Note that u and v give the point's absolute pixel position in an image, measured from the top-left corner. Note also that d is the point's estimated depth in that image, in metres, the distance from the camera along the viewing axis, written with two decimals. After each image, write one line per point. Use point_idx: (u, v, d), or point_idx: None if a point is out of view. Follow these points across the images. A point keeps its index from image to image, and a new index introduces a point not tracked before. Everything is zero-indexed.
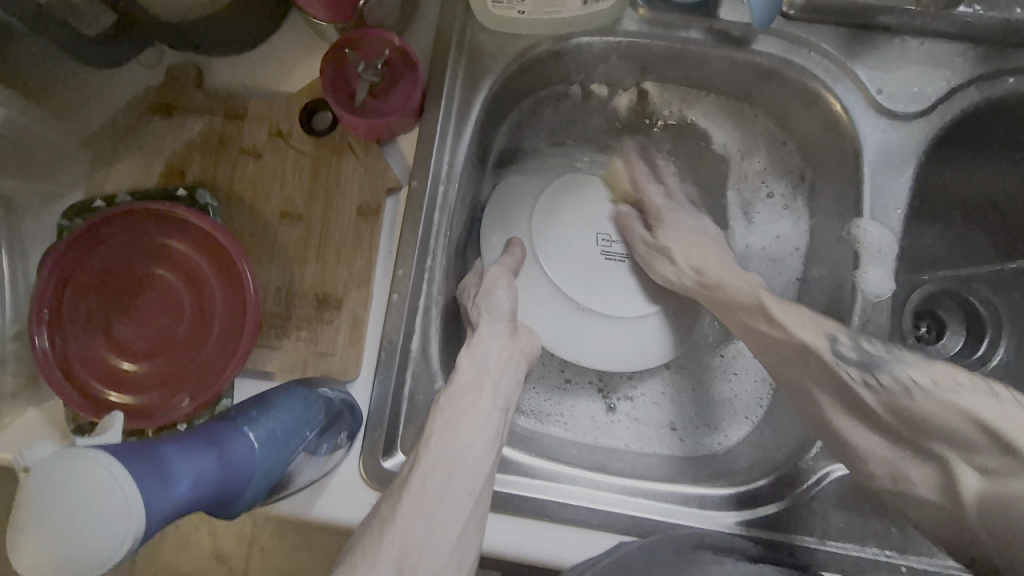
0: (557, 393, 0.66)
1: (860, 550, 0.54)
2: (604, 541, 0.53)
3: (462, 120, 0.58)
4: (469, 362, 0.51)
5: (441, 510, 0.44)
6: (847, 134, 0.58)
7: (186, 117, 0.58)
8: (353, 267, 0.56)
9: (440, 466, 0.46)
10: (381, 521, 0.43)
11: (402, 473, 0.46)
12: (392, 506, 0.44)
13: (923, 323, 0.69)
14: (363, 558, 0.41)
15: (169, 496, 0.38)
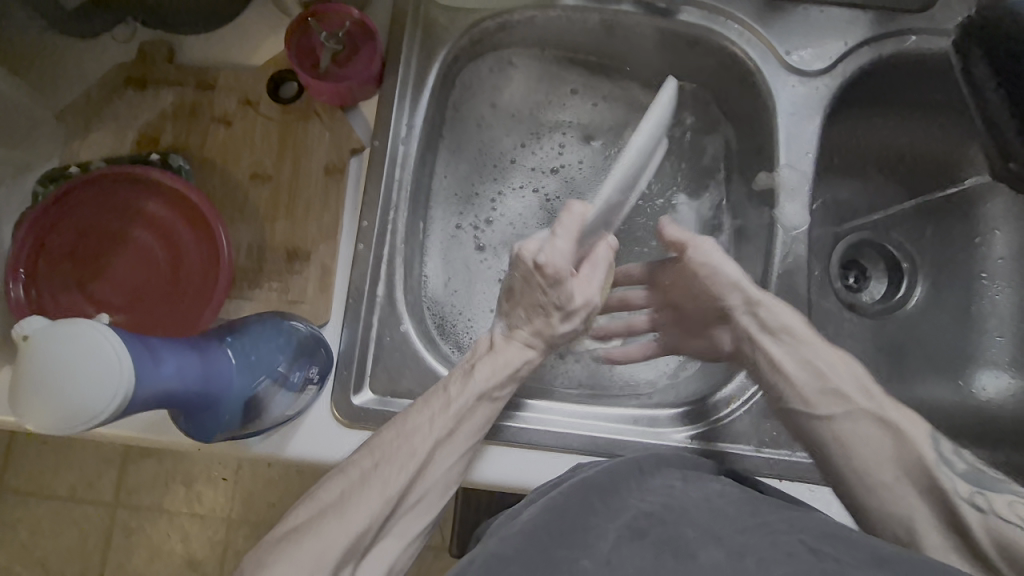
0: (455, 243, 0.70)
1: (789, 455, 0.59)
2: (556, 460, 0.59)
3: (420, 85, 0.63)
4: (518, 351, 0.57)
5: (428, 488, 0.53)
6: (764, 92, 0.65)
7: (159, 89, 0.62)
8: (321, 222, 0.60)
9: (447, 450, 0.54)
10: (384, 479, 0.50)
11: (405, 431, 0.52)
12: (396, 466, 0.51)
13: (852, 273, 0.80)
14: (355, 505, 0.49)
15: (150, 381, 0.40)
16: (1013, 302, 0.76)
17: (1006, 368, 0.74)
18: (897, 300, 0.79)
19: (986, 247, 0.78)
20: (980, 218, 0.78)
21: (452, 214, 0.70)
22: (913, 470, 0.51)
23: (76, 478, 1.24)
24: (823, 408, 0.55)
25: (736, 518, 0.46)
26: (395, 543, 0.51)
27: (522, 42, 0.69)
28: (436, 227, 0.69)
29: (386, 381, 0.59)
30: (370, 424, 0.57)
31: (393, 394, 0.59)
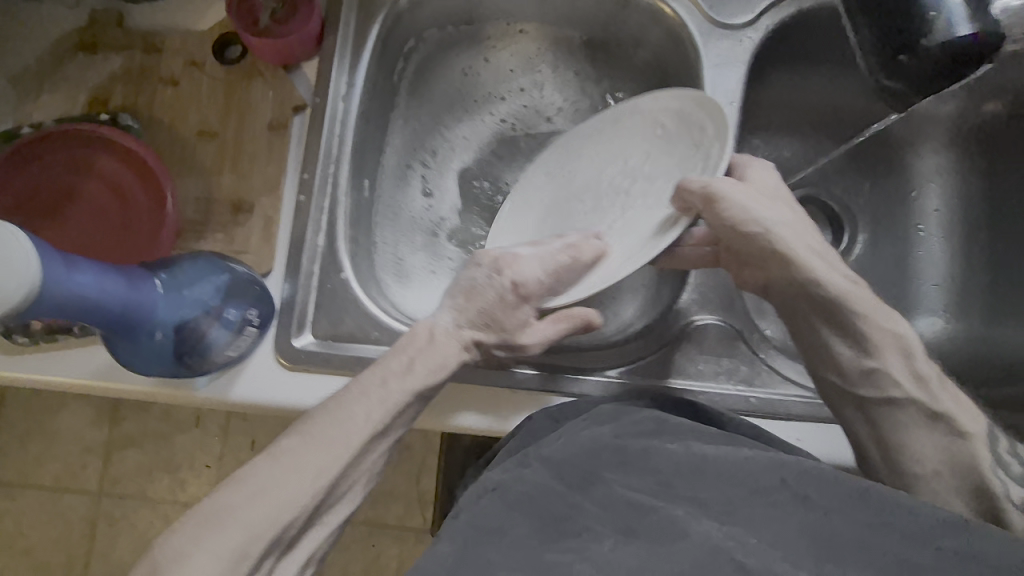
0: (403, 181, 0.73)
1: (716, 386, 0.61)
2: (486, 399, 0.60)
3: (359, 44, 0.66)
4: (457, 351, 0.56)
5: (356, 476, 0.52)
6: (689, 46, 0.67)
7: (109, 53, 0.65)
8: (264, 174, 0.63)
9: (375, 446, 0.53)
10: (314, 471, 0.49)
11: (338, 429, 0.51)
12: (327, 459, 0.49)
13: None
14: (272, 497, 0.47)
15: (60, 284, 0.42)
16: (945, 250, 0.78)
17: (942, 314, 0.76)
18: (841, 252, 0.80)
19: (922, 200, 0.81)
20: (914, 172, 0.81)
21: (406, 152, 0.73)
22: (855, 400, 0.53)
23: (62, 468, 1.25)
24: (862, 388, 0.53)
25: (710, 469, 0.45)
26: (321, 534, 0.50)
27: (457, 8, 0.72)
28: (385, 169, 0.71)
29: (327, 327, 0.61)
30: (310, 365, 0.60)
31: (334, 338, 0.61)
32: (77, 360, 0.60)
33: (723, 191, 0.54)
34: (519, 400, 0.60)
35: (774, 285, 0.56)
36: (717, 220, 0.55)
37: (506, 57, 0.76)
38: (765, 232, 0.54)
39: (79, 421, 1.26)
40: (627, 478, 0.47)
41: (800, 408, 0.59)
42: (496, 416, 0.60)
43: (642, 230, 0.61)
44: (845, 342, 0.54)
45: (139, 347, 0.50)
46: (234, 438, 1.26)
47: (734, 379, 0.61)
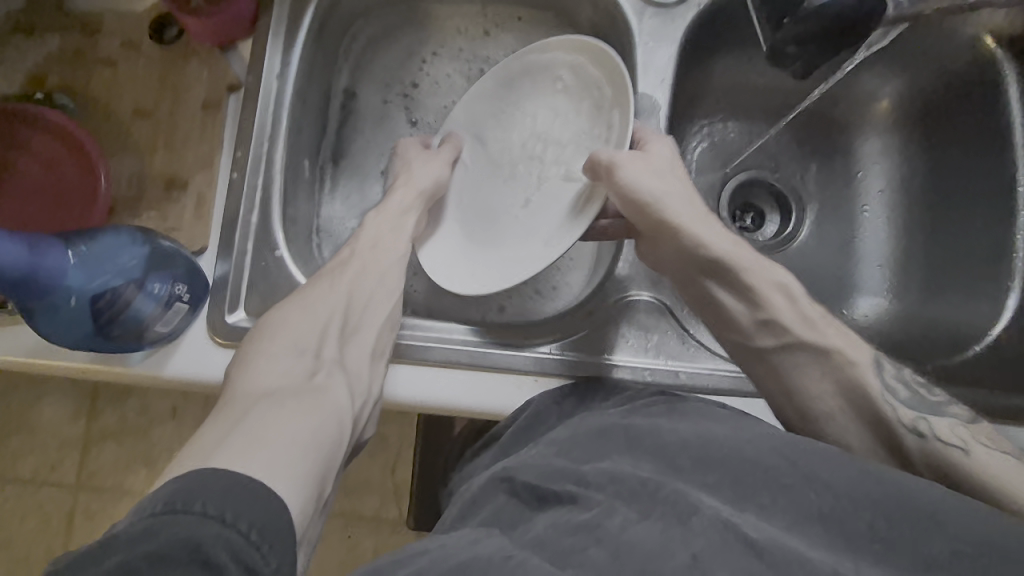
0: (360, 176, 0.75)
1: (646, 361, 0.61)
2: (425, 372, 0.61)
3: (293, 26, 0.66)
4: (378, 295, 0.62)
5: (371, 292, 0.61)
6: (623, 25, 0.68)
7: (44, 34, 0.65)
8: (198, 152, 0.63)
9: (338, 328, 0.58)
10: (263, 351, 0.54)
11: (275, 323, 0.56)
12: (275, 343, 0.55)
13: (748, 215, 0.83)
14: (298, 321, 0.57)
15: None
16: (888, 229, 0.79)
17: (884, 295, 0.77)
18: (786, 235, 0.81)
19: (867, 179, 0.81)
20: (858, 153, 0.82)
21: (364, 146, 0.76)
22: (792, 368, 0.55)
23: (39, 461, 1.26)
24: (759, 340, 0.57)
25: (716, 447, 0.47)
26: (369, 333, 0.58)
27: None
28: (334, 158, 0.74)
29: (259, 304, 0.62)
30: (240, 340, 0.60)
31: (266, 316, 0.62)
32: (11, 338, 0.60)
33: (624, 161, 0.57)
34: (453, 376, 0.61)
35: (668, 256, 0.60)
36: (619, 189, 0.58)
37: (450, 46, 0.79)
38: (657, 199, 0.58)
39: (56, 414, 1.27)
40: (636, 461, 0.47)
41: (727, 384, 0.60)
42: (430, 392, 0.60)
43: (553, 211, 0.63)
44: (738, 301, 0.58)
45: (58, 319, 0.50)
46: None
47: (663, 354, 0.62)
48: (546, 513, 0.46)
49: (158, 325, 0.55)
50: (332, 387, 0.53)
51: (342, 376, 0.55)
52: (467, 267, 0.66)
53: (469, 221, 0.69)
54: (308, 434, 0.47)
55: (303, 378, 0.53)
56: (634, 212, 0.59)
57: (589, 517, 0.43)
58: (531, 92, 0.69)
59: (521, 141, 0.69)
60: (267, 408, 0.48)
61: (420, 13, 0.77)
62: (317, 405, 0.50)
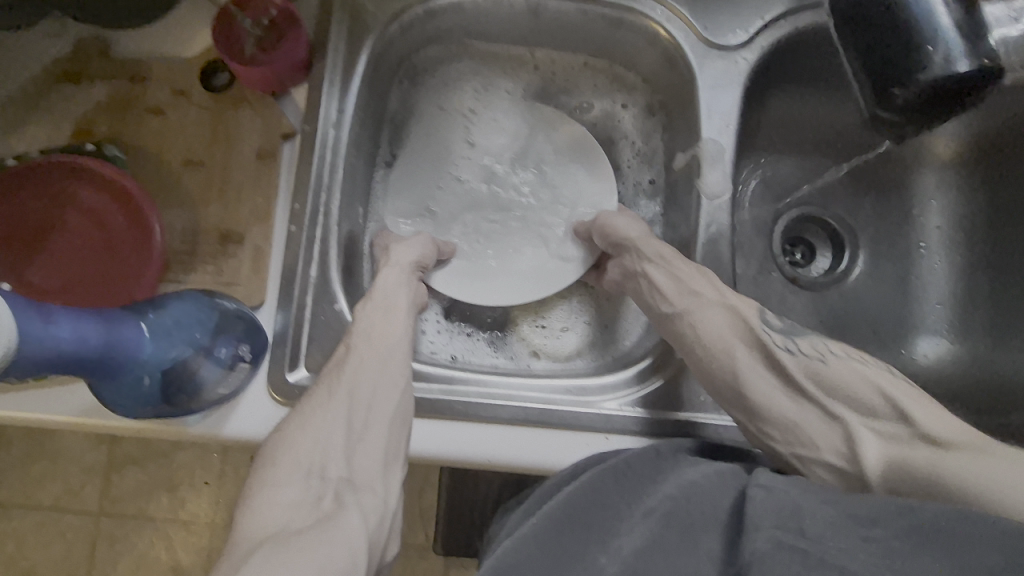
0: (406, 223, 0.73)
1: (719, 417, 0.60)
2: (490, 429, 0.59)
3: (349, 71, 0.65)
4: (385, 385, 0.56)
5: (377, 387, 0.56)
6: (684, 68, 0.66)
7: (93, 83, 0.64)
8: (253, 204, 0.62)
9: (344, 434, 0.53)
10: (265, 481, 0.50)
11: (277, 443, 0.53)
12: (277, 467, 0.51)
13: (799, 249, 0.80)
14: (301, 438, 0.52)
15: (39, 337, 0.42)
16: (949, 268, 0.77)
17: (946, 335, 0.75)
18: (840, 272, 0.78)
19: (924, 217, 0.79)
20: (916, 188, 0.79)
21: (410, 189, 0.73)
22: None
23: (62, 488, 1.24)
24: (688, 307, 0.58)
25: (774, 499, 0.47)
26: (377, 436, 0.54)
27: (449, 30, 0.72)
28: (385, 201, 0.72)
29: (320, 359, 0.60)
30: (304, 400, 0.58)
31: None
32: (65, 396, 0.58)
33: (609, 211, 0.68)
34: (522, 432, 0.59)
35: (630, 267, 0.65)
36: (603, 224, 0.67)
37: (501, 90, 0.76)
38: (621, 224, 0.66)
39: (78, 441, 1.25)
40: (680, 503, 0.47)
41: None
42: (499, 449, 0.58)
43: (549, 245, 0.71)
44: (673, 287, 0.60)
45: (127, 393, 0.49)
46: (235, 456, 1.25)
47: None
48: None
49: (221, 389, 0.53)
50: (344, 511, 0.48)
51: (352, 496, 0.50)
52: (469, 279, 0.69)
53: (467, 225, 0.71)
54: (316, 573, 0.42)
55: (310, 505, 0.48)
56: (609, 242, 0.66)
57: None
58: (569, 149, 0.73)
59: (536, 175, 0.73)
60: (273, 548, 0.44)
61: (469, 51, 0.75)
62: (326, 536, 0.45)
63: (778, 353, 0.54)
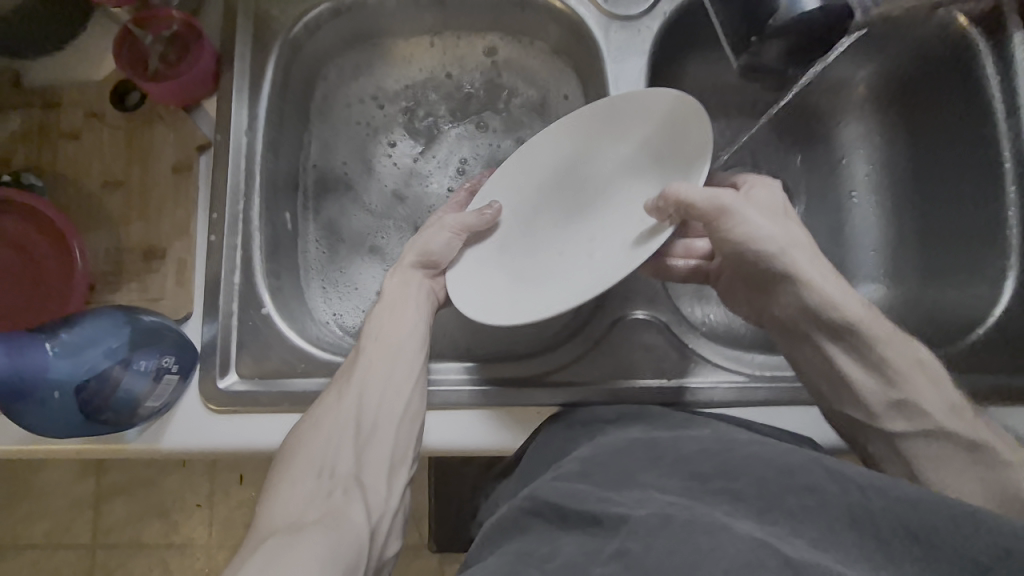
0: (335, 219, 0.74)
1: (647, 382, 0.61)
2: (438, 418, 0.61)
3: (257, 76, 0.65)
4: (406, 385, 0.58)
5: (393, 379, 0.57)
6: (590, 41, 0.67)
7: (7, 115, 0.64)
8: (174, 218, 0.62)
9: (360, 434, 0.55)
10: (280, 475, 0.53)
11: (291, 440, 0.55)
12: (288, 464, 0.53)
13: None
14: (314, 438, 0.54)
15: None
16: (881, 213, 0.76)
17: (882, 280, 0.74)
18: None
19: (852, 165, 0.79)
20: (840, 136, 0.80)
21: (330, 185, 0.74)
22: (836, 388, 0.54)
23: (53, 525, 1.24)
24: (842, 360, 0.54)
25: (738, 448, 0.48)
26: (388, 433, 0.56)
27: (361, 27, 0.73)
28: (311, 200, 0.73)
29: (251, 364, 0.61)
30: (237, 405, 0.59)
31: (258, 375, 0.61)
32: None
33: (732, 203, 0.55)
34: (469, 416, 0.61)
35: (781, 304, 0.57)
36: (729, 235, 0.56)
37: (442, 94, 0.77)
38: (777, 253, 0.55)
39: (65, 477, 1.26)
40: (661, 479, 0.47)
41: (727, 398, 0.60)
42: (447, 434, 0.60)
43: (618, 234, 0.62)
44: (869, 375, 0.53)
45: (46, 411, 0.50)
46: (224, 476, 1.25)
47: (664, 373, 0.61)
48: (574, 536, 0.45)
49: (147, 402, 0.54)
50: (351, 506, 0.51)
51: (358, 492, 0.52)
52: (505, 299, 0.62)
53: (531, 247, 0.65)
54: (321, 567, 0.44)
55: (319, 501, 0.51)
56: (745, 266, 0.57)
57: (619, 543, 0.42)
58: (608, 128, 0.65)
59: (592, 175, 0.66)
60: (282, 539, 0.46)
61: (387, 47, 0.76)
62: (332, 532, 0.48)
63: (873, 354, 0.53)
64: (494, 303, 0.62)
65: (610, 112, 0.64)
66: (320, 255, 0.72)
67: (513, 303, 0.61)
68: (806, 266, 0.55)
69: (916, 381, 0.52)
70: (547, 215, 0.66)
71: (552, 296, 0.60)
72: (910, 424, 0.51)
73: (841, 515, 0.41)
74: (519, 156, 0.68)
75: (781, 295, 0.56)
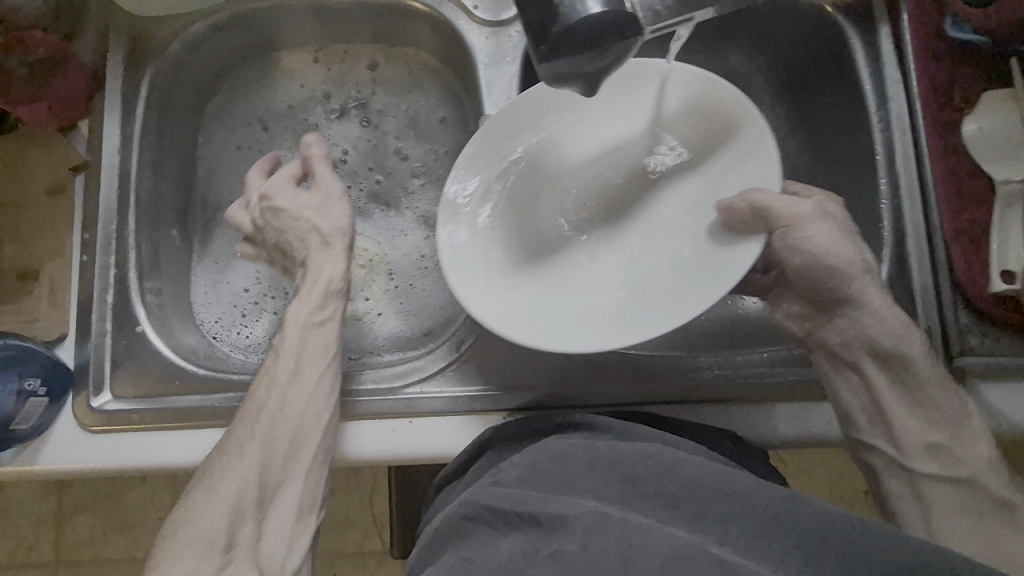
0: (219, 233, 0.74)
1: (519, 388, 0.59)
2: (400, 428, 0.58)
3: (130, 95, 0.66)
4: (314, 431, 0.56)
5: (301, 425, 0.55)
6: (465, 48, 0.67)
7: None
8: (48, 240, 0.63)
9: (264, 489, 0.54)
10: (172, 540, 0.51)
11: (189, 497, 0.53)
12: (182, 527, 0.51)
13: None
14: (210, 500, 0.52)
15: None
16: None
17: None
18: None
19: None
20: None
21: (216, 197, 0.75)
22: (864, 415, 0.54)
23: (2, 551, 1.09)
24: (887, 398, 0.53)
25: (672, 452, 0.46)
26: (293, 488, 0.55)
27: (247, 40, 0.73)
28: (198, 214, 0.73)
29: (125, 383, 0.61)
30: (109, 423, 0.59)
31: (133, 394, 0.61)
32: None
33: (805, 213, 0.51)
34: (427, 425, 0.58)
35: (837, 330, 0.54)
36: (805, 247, 0.51)
37: (338, 105, 0.77)
38: (851, 277, 0.52)
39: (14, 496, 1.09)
40: (596, 483, 0.45)
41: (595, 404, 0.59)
42: (407, 444, 0.58)
43: (671, 232, 0.55)
44: (910, 417, 0.52)
45: None
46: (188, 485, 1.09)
47: (534, 378, 0.59)
48: (513, 537, 0.43)
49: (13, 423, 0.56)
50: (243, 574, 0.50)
51: (252, 560, 0.51)
52: (537, 315, 0.53)
53: (548, 232, 0.58)
54: None
55: (214, 562, 0.50)
56: (812, 288, 0.54)
57: (555, 544, 0.40)
58: (635, 94, 0.58)
59: (617, 158, 0.59)
60: None
61: (276, 60, 0.76)
62: None
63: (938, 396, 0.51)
64: (502, 310, 0.53)
65: (630, 81, 0.57)
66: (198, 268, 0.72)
67: (545, 318, 0.53)
68: (874, 298, 0.53)
69: (945, 417, 0.51)
70: (563, 197, 0.59)
71: (601, 318, 0.53)
72: (943, 466, 0.51)
73: (759, 519, 0.40)
74: (530, 124, 0.58)
75: (841, 321, 0.54)
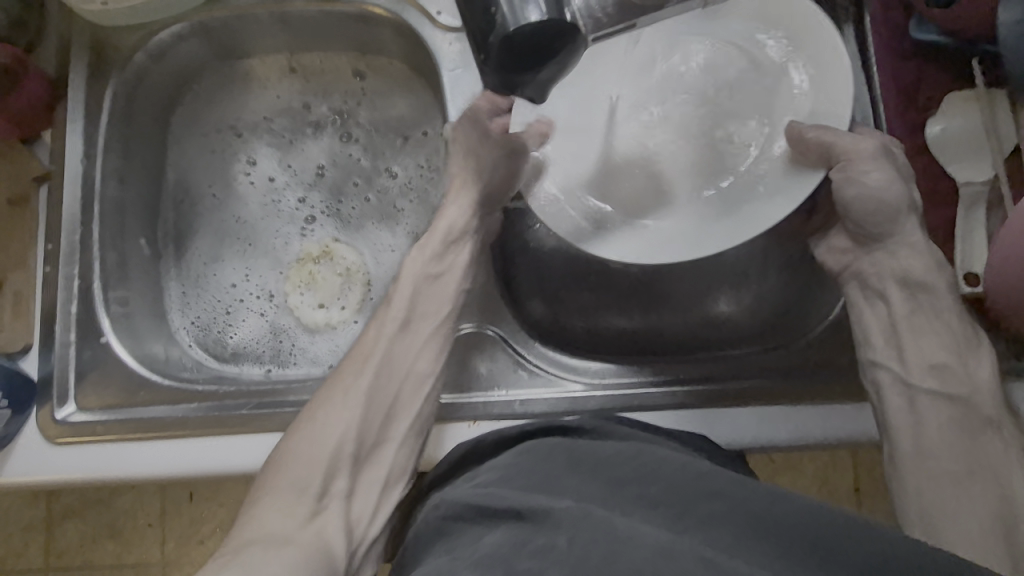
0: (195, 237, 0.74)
1: (485, 395, 0.60)
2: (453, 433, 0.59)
3: (93, 105, 0.65)
4: (413, 389, 0.56)
5: (402, 385, 0.56)
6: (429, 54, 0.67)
7: None
8: (11, 251, 0.62)
9: (364, 443, 0.54)
10: (270, 481, 0.51)
11: (282, 448, 0.53)
12: (278, 467, 0.51)
13: None
14: (307, 443, 0.52)
15: None
16: None
17: None
18: None
19: None
20: None
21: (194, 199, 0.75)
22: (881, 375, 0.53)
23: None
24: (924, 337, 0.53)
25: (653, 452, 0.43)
26: (389, 450, 0.54)
27: (213, 48, 0.73)
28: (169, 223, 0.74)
29: (90, 395, 0.61)
30: (75, 435, 0.59)
31: (99, 405, 0.60)
32: None
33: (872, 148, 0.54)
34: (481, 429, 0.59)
35: (875, 263, 0.56)
36: (860, 183, 0.54)
37: (306, 111, 0.77)
38: (900, 208, 0.54)
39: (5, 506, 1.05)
40: (581, 483, 0.42)
41: (560, 410, 0.59)
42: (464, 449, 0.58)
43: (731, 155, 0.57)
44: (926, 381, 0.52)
45: None
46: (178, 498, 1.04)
47: (498, 385, 0.61)
48: (500, 528, 0.41)
49: None
50: (329, 521, 0.50)
51: (339, 511, 0.51)
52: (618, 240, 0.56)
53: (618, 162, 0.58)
54: None
55: (308, 508, 0.50)
56: (857, 221, 0.56)
57: (545, 538, 0.38)
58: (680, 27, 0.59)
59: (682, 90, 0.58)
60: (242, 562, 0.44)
61: (243, 69, 0.76)
62: (306, 554, 0.46)
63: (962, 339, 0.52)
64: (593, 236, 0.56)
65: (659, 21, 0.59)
66: (172, 271, 0.73)
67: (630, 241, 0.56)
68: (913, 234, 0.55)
69: (959, 376, 0.51)
70: (632, 124, 0.59)
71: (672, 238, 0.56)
72: (943, 459, 0.49)
73: (745, 517, 0.37)
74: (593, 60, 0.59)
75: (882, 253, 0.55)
